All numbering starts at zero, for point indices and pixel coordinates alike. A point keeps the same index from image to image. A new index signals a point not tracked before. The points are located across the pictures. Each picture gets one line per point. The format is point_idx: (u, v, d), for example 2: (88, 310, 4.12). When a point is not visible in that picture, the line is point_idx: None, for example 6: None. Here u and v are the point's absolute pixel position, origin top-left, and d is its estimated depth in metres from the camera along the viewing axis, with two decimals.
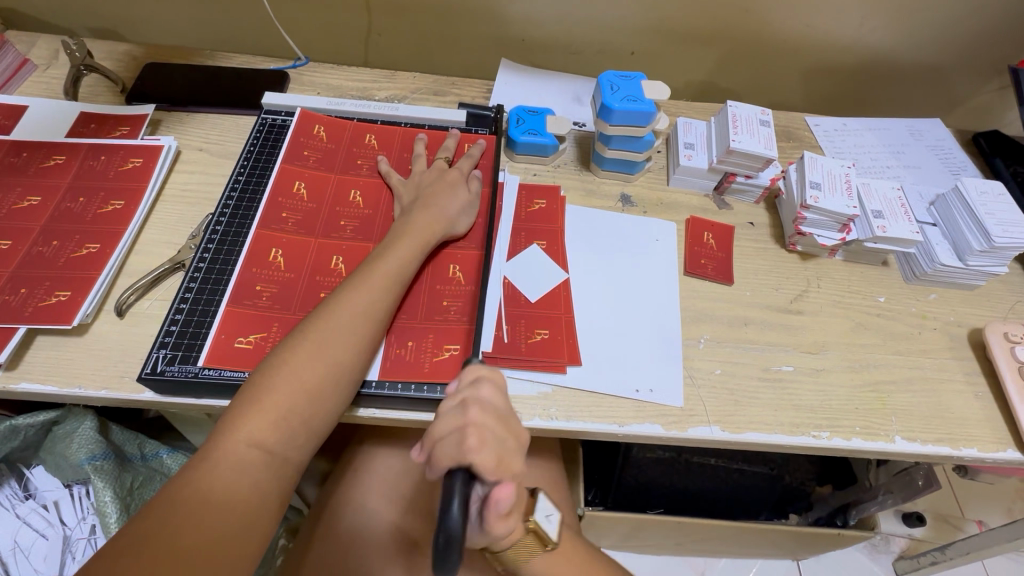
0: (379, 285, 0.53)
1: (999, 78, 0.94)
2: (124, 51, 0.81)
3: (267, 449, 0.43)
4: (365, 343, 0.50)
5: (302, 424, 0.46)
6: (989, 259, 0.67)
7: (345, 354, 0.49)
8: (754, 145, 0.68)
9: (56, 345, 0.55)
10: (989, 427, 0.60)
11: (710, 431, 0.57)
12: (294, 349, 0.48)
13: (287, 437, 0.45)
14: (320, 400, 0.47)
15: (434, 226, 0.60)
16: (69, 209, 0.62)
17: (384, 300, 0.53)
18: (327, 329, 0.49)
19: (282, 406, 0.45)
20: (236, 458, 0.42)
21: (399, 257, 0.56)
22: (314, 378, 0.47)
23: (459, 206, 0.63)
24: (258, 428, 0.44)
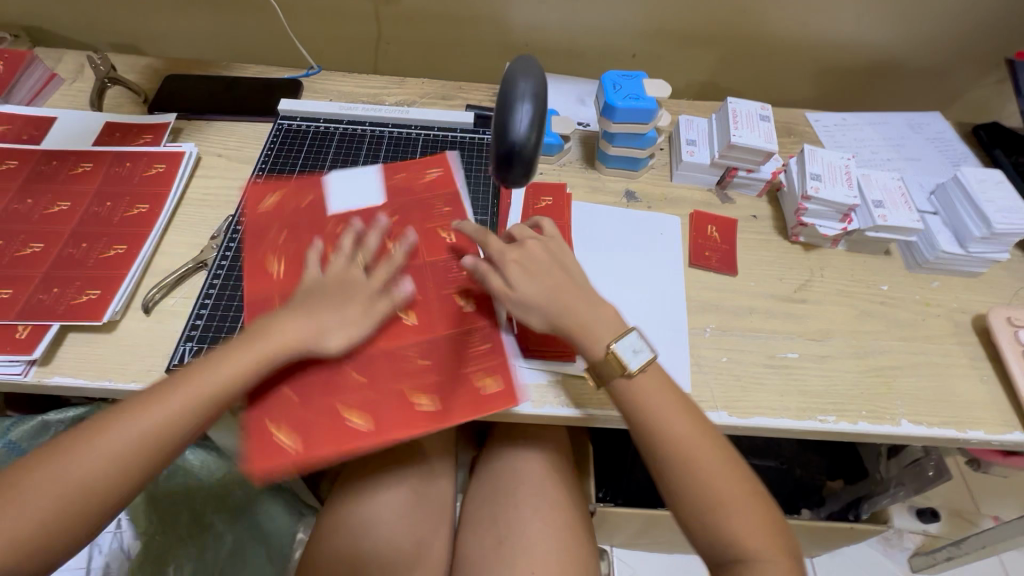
0: (233, 361, 0.51)
1: (997, 70, 0.95)
2: (145, 64, 0.85)
3: (44, 520, 0.43)
4: (185, 417, 0.48)
5: (91, 496, 0.44)
6: (990, 246, 0.68)
7: (140, 432, 0.46)
8: (754, 139, 0.70)
9: (87, 341, 0.57)
10: (994, 411, 0.61)
11: (718, 416, 0.58)
12: (115, 414, 0.47)
13: (73, 510, 0.44)
14: (136, 466, 0.46)
15: (300, 333, 0.53)
16: (97, 212, 0.65)
17: (225, 382, 0.50)
18: (164, 401, 0.48)
19: (76, 476, 0.44)
20: (16, 529, 0.42)
21: (272, 337, 0.53)
22: (125, 446, 0.46)
23: (349, 317, 0.55)
24: (41, 499, 0.43)
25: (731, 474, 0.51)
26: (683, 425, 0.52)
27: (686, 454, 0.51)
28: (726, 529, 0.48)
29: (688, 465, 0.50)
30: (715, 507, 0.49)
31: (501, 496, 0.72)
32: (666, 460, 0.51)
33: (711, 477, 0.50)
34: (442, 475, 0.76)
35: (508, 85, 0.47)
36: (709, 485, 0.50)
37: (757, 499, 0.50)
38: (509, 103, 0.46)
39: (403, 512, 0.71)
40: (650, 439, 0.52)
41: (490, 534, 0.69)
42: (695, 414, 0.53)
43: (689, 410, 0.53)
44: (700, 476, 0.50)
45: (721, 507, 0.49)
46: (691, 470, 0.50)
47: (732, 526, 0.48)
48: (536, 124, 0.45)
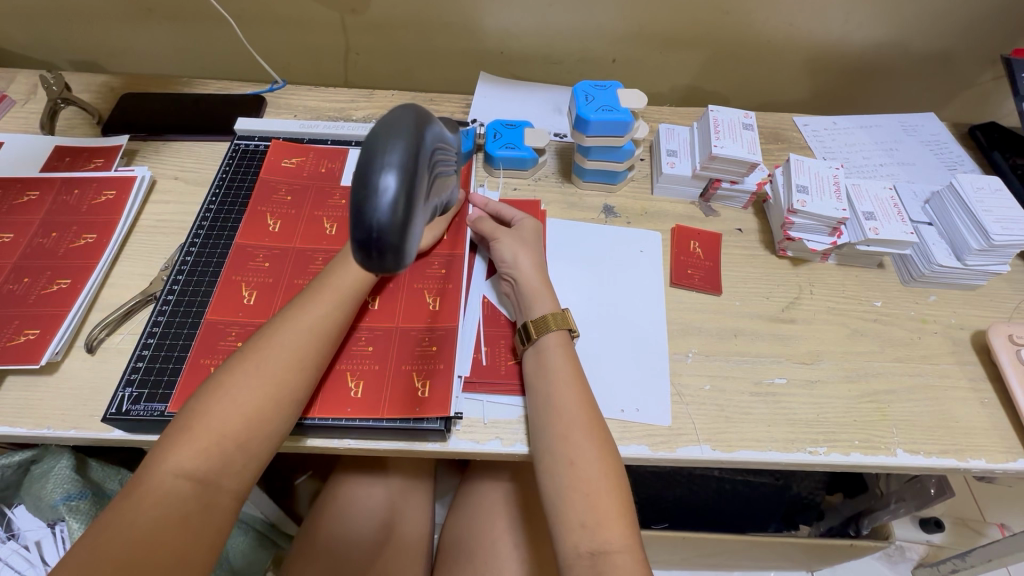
0: (328, 299, 0.51)
1: (993, 67, 0.91)
2: (101, 83, 0.82)
3: (198, 479, 0.42)
4: (311, 361, 0.48)
5: (236, 450, 0.44)
6: (989, 258, 0.64)
7: (278, 369, 0.46)
8: (737, 150, 0.66)
9: (26, 385, 0.54)
10: (997, 436, 0.57)
11: (700, 450, 0.54)
12: (233, 371, 0.46)
13: (221, 466, 0.43)
14: (272, 417, 0.45)
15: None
16: (41, 244, 0.61)
17: (332, 316, 0.51)
18: (275, 350, 0.47)
19: (215, 432, 0.43)
20: (163, 492, 0.40)
21: (354, 271, 0.54)
22: (255, 404, 0.45)
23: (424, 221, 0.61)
24: (190, 456, 0.42)
25: (618, 490, 0.48)
26: (581, 434, 0.49)
27: (583, 469, 0.48)
28: (595, 551, 0.45)
29: (570, 475, 0.48)
30: (586, 525, 0.46)
31: (477, 531, 0.69)
32: (555, 467, 0.49)
33: (591, 490, 0.47)
34: (418, 508, 0.73)
35: (370, 146, 0.33)
36: (586, 498, 0.47)
37: (632, 529, 0.47)
38: (368, 174, 0.32)
39: (374, 550, 0.67)
40: (556, 446, 0.49)
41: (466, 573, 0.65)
42: (597, 424, 0.51)
43: (594, 419, 0.51)
44: (574, 488, 0.47)
45: (594, 525, 0.46)
46: (574, 485, 0.47)
47: (607, 550, 0.45)
48: (405, 199, 0.32)
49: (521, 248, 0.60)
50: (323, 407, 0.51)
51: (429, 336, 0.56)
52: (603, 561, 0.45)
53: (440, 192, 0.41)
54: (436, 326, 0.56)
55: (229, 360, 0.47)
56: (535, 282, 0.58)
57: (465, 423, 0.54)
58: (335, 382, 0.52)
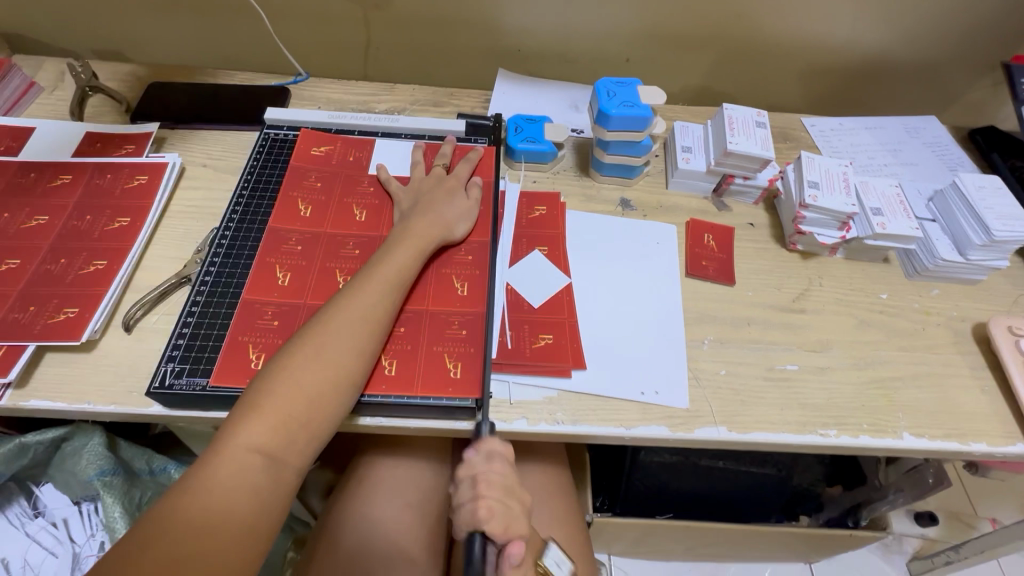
0: (377, 287, 0.53)
1: (991, 74, 0.95)
2: (128, 72, 0.83)
3: (268, 454, 0.43)
4: (368, 346, 0.50)
5: (301, 427, 0.45)
6: (990, 253, 0.67)
7: (338, 353, 0.49)
8: (751, 146, 0.69)
9: (66, 361, 0.55)
10: (996, 422, 0.60)
11: (716, 431, 0.57)
12: (296, 353, 0.48)
13: (287, 441, 0.45)
14: (332, 396, 0.47)
15: (433, 231, 0.60)
16: (77, 226, 0.63)
17: (381, 304, 0.53)
18: (334, 335, 0.49)
19: (283, 410, 0.45)
20: (237, 464, 0.42)
21: (398, 262, 0.56)
22: (317, 386, 0.47)
23: (458, 213, 0.63)
24: (259, 433, 0.44)
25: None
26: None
27: None
28: None
29: None
30: None
31: None
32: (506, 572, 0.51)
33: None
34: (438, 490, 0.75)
35: None
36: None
37: None
38: None
39: (396, 531, 0.69)
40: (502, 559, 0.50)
41: None
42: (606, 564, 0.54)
43: None
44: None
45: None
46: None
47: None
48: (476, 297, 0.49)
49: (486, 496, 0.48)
50: None
51: (460, 318, 0.58)
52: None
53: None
54: (465, 309, 0.59)
55: (287, 344, 0.49)
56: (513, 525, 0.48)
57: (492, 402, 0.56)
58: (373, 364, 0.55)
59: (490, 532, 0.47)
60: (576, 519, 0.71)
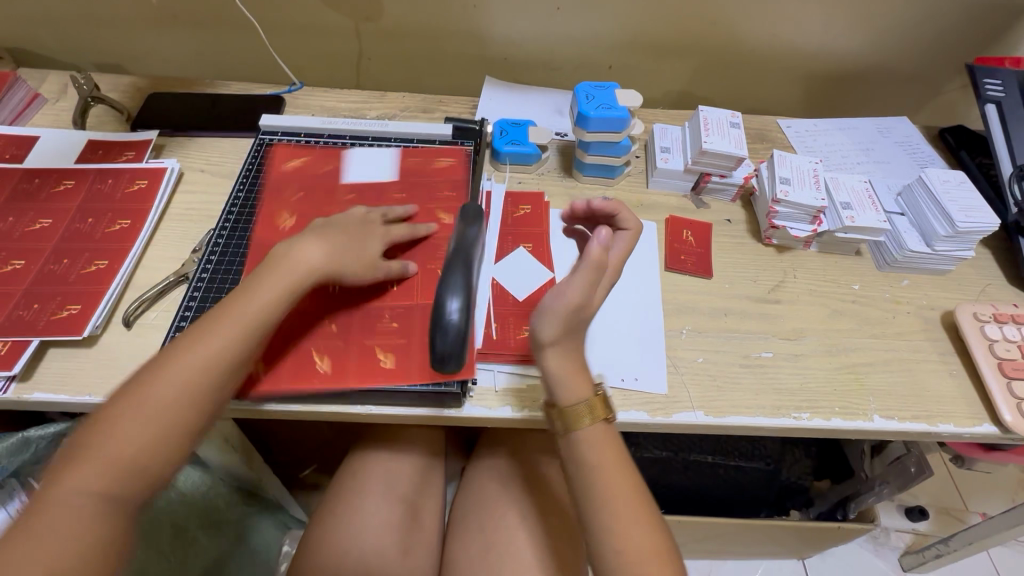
0: (267, 296, 0.53)
1: (960, 77, 0.99)
2: (128, 83, 0.86)
3: (114, 481, 0.43)
4: (234, 355, 0.50)
5: (152, 445, 0.45)
6: (956, 244, 0.70)
7: (204, 365, 0.48)
8: (725, 145, 0.72)
9: (68, 356, 0.57)
10: (964, 404, 0.62)
11: (694, 415, 0.59)
12: (162, 364, 0.47)
13: (141, 460, 0.44)
14: (191, 410, 0.47)
15: (349, 240, 0.59)
16: (79, 228, 0.66)
17: (270, 313, 0.53)
18: (200, 345, 0.49)
19: (135, 428, 0.45)
20: (91, 497, 0.42)
21: (299, 270, 0.55)
22: (179, 396, 0.46)
23: (375, 227, 0.62)
24: (98, 460, 0.43)
25: (642, 506, 0.51)
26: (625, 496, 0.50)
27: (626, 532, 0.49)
28: None
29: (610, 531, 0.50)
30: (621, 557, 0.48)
31: (486, 506, 0.73)
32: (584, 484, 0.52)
33: (625, 530, 0.49)
34: (429, 482, 0.77)
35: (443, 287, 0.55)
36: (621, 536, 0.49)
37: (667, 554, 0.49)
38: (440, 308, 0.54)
39: (387, 519, 0.71)
40: (583, 471, 0.52)
41: (475, 542, 0.69)
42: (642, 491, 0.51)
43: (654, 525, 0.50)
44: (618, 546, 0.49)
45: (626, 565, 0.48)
46: (608, 533, 0.49)
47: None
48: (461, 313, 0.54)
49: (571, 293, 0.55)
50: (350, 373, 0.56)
51: None
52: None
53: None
54: None
55: (156, 356, 0.48)
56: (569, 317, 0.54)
57: (478, 391, 0.58)
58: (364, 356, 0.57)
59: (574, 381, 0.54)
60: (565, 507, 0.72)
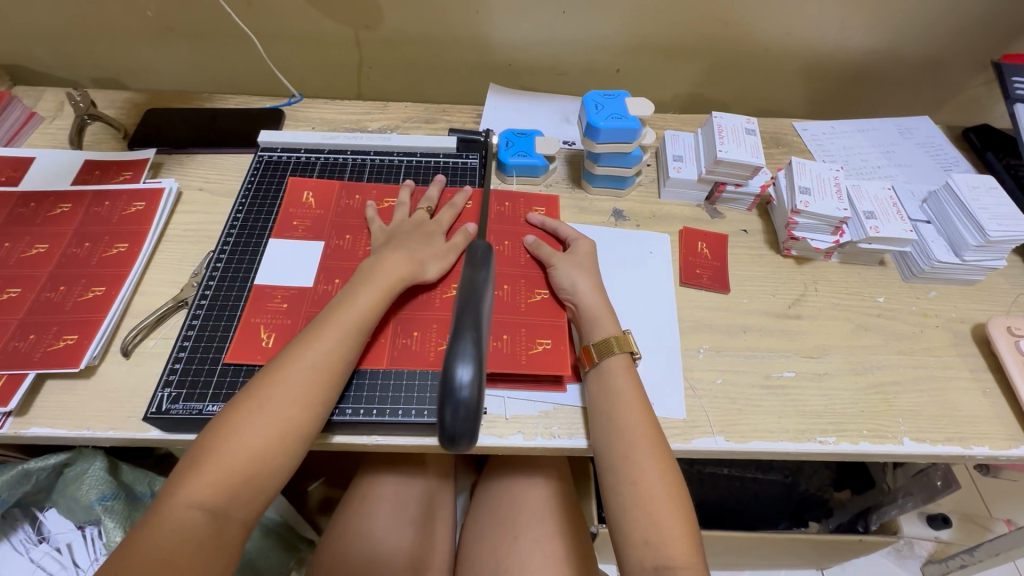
0: (334, 333, 0.51)
1: (984, 72, 0.95)
2: (125, 99, 0.84)
3: (211, 509, 0.42)
4: (318, 397, 0.48)
5: (243, 484, 0.44)
6: (987, 254, 0.67)
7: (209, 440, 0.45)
8: (741, 154, 0.69)
9: (66, 388, 0.56)
10: (1000, 425, 0.59)
11: (714, 441, 0.56)
12: (239, 409, 0.46)
13: (231, 496, 0.43)
14: (276, 454, 0.45)
15: (402, 268, 0.57)
16: (75, 253, 0.64)
17: (333, 350, 0.50)
18: (278, 388, 0.47)
19: (222, 468, 0.43)
20: (179, 522, 0.41)
21: (360, 307, 0.53)
22: (261, 442, 0.45)
23: (433, 253, 0.60)
24: (201, 489, 0.42)
25: (664, 461, 0.50)
26: (643, 454, 0.50)
27: (646, 487, 0.49)
28: (662, 564, 0.46)
29: (634, 494, 0.49)
30: (648, 540, 0.47)
31: (498, 529, 0.70)
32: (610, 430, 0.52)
33: (653, 494, 0.48)
34: (440, 502, 0.75)
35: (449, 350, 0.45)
36: (648, 501, 0.48)
37: (695, 546, 0.47)
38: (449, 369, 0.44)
39: (396, 542, 0.69)
40: (610, 416, 0.53)
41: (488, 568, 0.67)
42: (663, 449, 0.51)
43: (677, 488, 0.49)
44: (638, 507, 0.48)
45: (657, 542, 0.46)
46: (637, 492, 0.49)
47: (670, 561, 0.46)
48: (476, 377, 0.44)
49: (578, 271, 0.61)
50: (353, 404, 0.53)
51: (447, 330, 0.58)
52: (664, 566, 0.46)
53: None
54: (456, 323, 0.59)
55: (233, 399, 0.47)
56: (599, 308, 0.59)
57: (488, 419, 0.56)
58: (367, 384, 0.55)
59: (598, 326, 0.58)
60: (581, 531, 0.70)
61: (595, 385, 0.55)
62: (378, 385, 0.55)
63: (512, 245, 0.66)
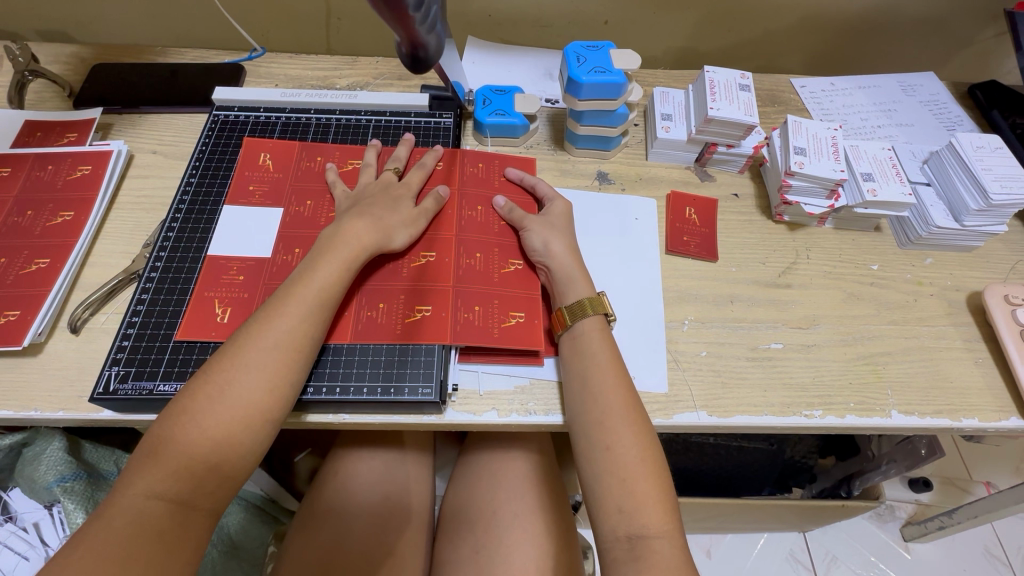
0: (296, 311, 0.47)
1: (994, 24, 0.89)
2: (70, 53, 0.78)
3: (172, 500, 0.40)
4: (283, 378, 0.45)
5: (207, 472, 0.41)
6: (987, 218, 0.64)
7: (162, 430, 0.41)
8: (733, 112, 0.65)
9: (10, 367, 0.52)
10: (990, 396, 0.57)
11: (696, 416, 0.54)
12: (195, 394, 0.42)
13: (194, 485, 0.41)
14: (243, 438, 0.42)
15: (368, 239, 0.53)
16: (17, 223, 0.59)
17: (298, 329, 0.47)
18: (240, 370, 0.43)
19: (182, 454, 0.41)
20: (136, 514, 0.38)
21: (320, 281, 0.49)
22: (221, 428, 0.42)
23: (402, 222, 0.56)
24: (160, 480, 0.40)
25: (640, 425, 0.48)
26: (618, 419, 0.48)
27: (620, 454, 0.46)
28: (634, 532, 0.44)
29: (607, 460, 0.47)
30: (623, 510, 0.45)
31: (478, 503, 0.69)
32: (587, 411, 0.49)
33: (628, 458, 0.46)
34: (416, 477, 0.73)
35: None
36: (625, 462, 0.46)
37: (672, 513, 0.45)
38: None
39: (375, 519, 0.67)
40: (582, 383, 0.50)
41: (468, 543, 0.65)
42: (637, 411, 0.49)
43: (655, 450, 0.48)
44: (613, 475, 0.46)
45: (632, 510, 0.45)
46: (610, 459, 0.46)
47: (645, 529, 0.44)
48: None
49: (554, 233, 0.58)
50: (316, 382, 0.50)
51: (418, 302, 0.55)
52: (635, 529, 0.44)
53: (435, 17, 0.45)
54: (426, 295, 0.55)
55: (189, 383, 0.43)
56: (570, 267, 0.56)
57: (461, 395, 0.53)
58: (330, 361, 0.52)
59: (567, 298, 0.55)
60: (562, 506, 0.69)
61: (567, 352, 0.53)
62: (344, 362, 0.52)
63: (486, 210, 0.62)
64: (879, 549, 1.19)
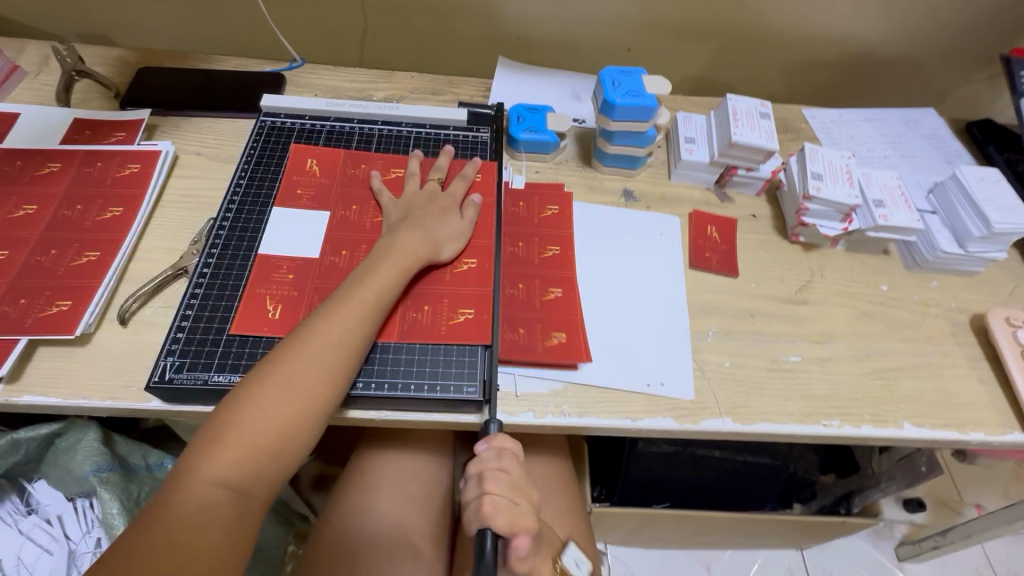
0: (355, 309, 0.49)
1: (988, 67, 0.96)
2: (116, 56, 0.80)
3: (236, 487, 0.41)
4: (341, 373, 0.47)
5: (268, 460, 0.43)
6: (989, 245, 0.68)
7: (228, 417, 0.43)
8: (755, 137, 0.69)
9: (60, 355, 0.53)
10: (993, 411, 0.61)
11: (722, 422, 0.57)
12: (262, 383, 0.44)
13: (256, 472, 0.42)
14: (303, 429, 0.44)
15: (418, 248, 0.56)
16: (67, 216, 0.61)
17: (356, 327, 0.49)
18: (304, 363, 0.45)
19: (248, 441, 0.42)
20: (203, 500, 0.40)
21: (377, 282, 0.52)
22: (286, 417, 0.44)
23: (446, 230, 0.59)
24: (226, 466, 0.41)
25: None
26: None
27: None
28: None
29: None
30: None
31: None
32: None
33: None
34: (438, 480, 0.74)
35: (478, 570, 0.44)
36: None
37: None
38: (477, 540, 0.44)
39: (398, 520, 0.68)
40: None
41: None
42: None
43: None
44: None
45: None
46: None
47: None
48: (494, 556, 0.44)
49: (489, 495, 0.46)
50: (365, 378, 0.52)
51: (460, 305, 0.57)
52: None
53: None
54: (468, 299, 0.57)
55: (255, 372, 0.45)
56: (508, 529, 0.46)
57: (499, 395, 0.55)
58: (378, 358, 0.54)
59: (498, 529, 0.45)
60: (580, 512, 0.71)
61: None
62: (390, 360, 0.54)
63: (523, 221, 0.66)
64: (874, 568, 1.21)
